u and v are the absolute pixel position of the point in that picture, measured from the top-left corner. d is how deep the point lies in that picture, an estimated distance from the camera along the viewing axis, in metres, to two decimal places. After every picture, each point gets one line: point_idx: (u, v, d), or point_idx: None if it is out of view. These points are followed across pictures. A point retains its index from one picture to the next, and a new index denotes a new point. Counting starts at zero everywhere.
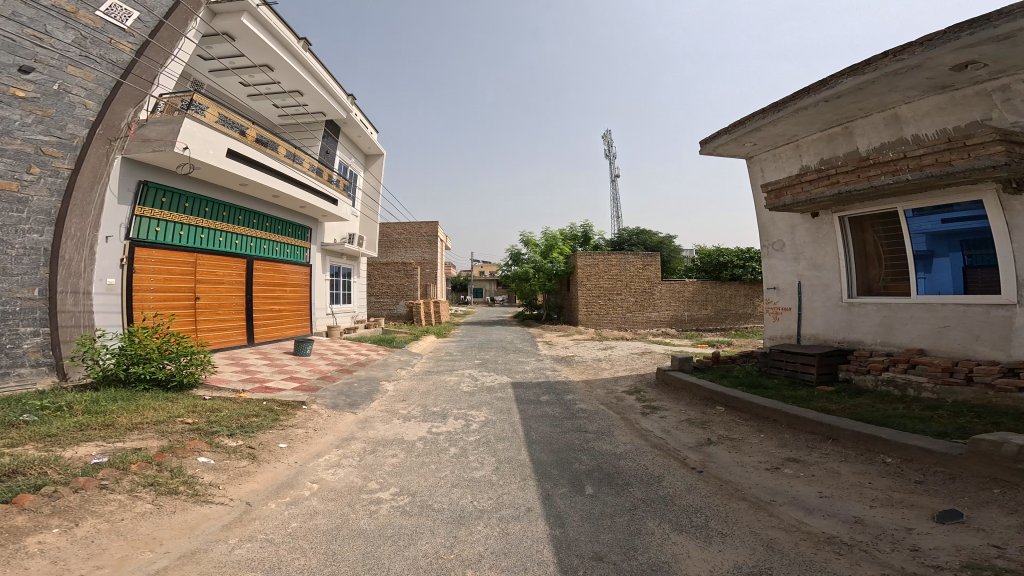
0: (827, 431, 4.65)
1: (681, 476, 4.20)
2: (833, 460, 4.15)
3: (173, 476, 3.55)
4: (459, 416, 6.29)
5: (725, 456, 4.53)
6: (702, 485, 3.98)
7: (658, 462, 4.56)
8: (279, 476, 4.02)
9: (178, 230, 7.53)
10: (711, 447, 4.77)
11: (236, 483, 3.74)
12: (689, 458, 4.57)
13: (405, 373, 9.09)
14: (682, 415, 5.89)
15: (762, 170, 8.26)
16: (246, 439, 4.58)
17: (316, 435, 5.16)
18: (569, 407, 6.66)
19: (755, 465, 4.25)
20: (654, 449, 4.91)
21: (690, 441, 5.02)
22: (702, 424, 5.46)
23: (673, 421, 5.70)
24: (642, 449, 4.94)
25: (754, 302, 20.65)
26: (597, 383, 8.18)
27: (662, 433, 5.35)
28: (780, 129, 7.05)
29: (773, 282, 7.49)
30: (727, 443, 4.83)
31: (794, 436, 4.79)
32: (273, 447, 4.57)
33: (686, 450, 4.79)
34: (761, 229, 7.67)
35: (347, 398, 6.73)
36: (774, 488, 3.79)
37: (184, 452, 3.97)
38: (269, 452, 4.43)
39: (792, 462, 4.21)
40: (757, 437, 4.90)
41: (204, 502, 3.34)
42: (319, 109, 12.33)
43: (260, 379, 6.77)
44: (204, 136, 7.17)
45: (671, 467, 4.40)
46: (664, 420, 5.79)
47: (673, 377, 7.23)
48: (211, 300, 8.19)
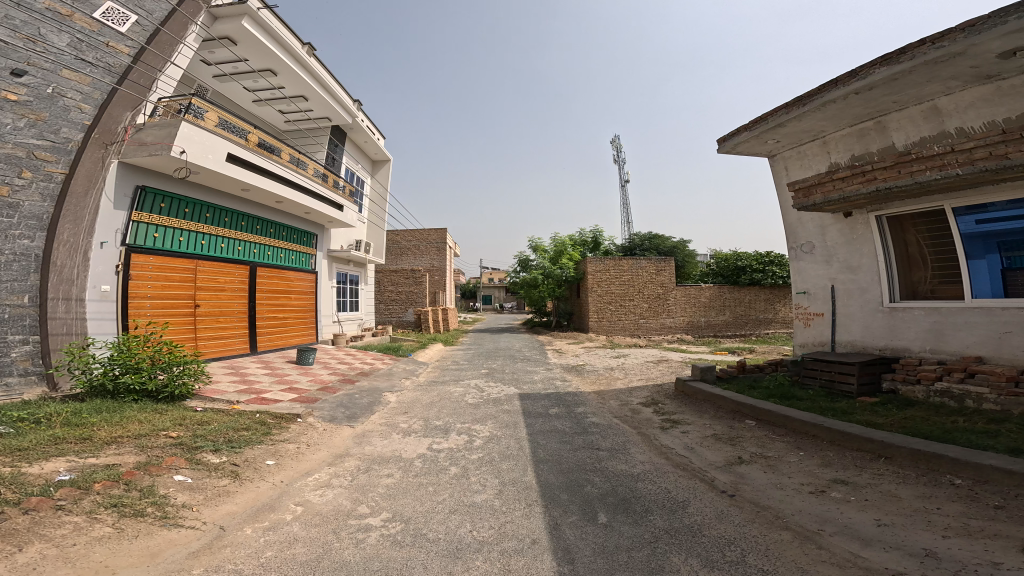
0: (878, 449, 4.07)
1: (710, 501, 3.68)
2: (889, 482, 3.58)
3: (142, 497, 3.24)
4: (462, 431, 5.88)
5: (760, 477, 4.00)
6: (736, 512, 3.46)
7: (682, 484, 4.06)
8: (261, 498, 3.68)
9: (177, 236, 7.43)
10: (742, 467, 4.24)
11: (211, 505, 3.41)
12: (717, 480, 4.05)
13: (409, 383, 8.75)
14: (707, 430, 5.35)
15: (786, 169, 7.70)
16: (231, 455, 4.28)
17: (308, 451, 4.81)
18: (581, 421, 6.18)
19: (797, 487, 3.72)
20: (677, 470, 4.40)
21: (717, 459, 4.49)
22: (730, 441, 4.92)
23: (697, 437, 5.17)
24: (664, 469, 4.43)
25: (775, 307, 19.74)
26: (611, 394, 7.65)
27: (685, 450, 4.84)
28: (806, 124, 6.54)
29: (802, 286, 6.89)
30: (761, 463, 4.29)
31: (838, 454, 4.22)
32: (259, 465, 4.24)
33: (714, 470, 4.27)
34: (787, 230, 7.12)
35: (345, 410, 6.39)
36: (821, 515, 3.26)
37: (158, 470, 3.68)
38: (254, 470, 4.11)
39: (840, 485, 3.66)
40: (796, 455, 4.34)
41: (173, 525, 3.01)
42: (324, 115, 12.43)
43: (256, 390, 6.49)
44: (202, 140, 7.13)
45: (698, 491, 3.89)
46: (686, 436, 5.27)
47: (694, 388, 6.67)
48: (211, 308, 8.05)
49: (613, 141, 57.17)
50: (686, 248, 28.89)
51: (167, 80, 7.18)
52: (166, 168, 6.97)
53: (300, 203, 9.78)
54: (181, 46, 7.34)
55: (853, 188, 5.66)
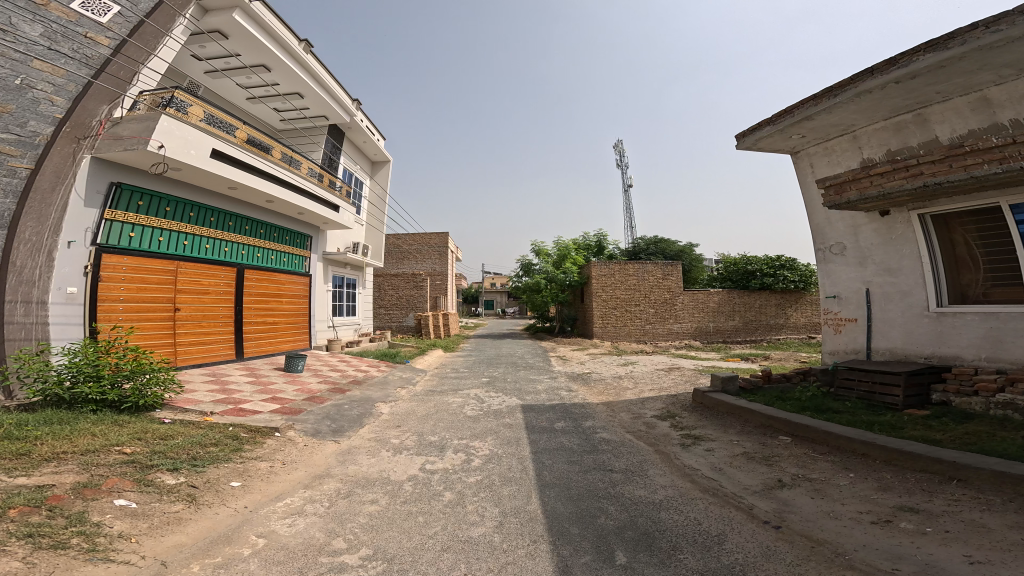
0: (949, 471, 3.47)
1: (750, 535, 3.10)
2: (971, 509, 2.98)
3: (67, 527, 2.76)
4: (459, 448, 5.31)
5: (809, 505, 3.40)
6: (784, 548, 2.88)
7: (715, 514, 3.47)
8: (217, 527, 3.16)
9: (156, 235, 6.99)
10: (785, 493, 3.66)
11: (154, 537, 2.90)
12: (757, 509, 3.47)
13: (405, 392, 8.20)
14: (735, 447, 4.76)
15: (811, 166, 7.18)
16: (191, 476, 3.76)
17: (283, 471, 4.28)
18: (589, 437, 5.61)
19: (855, 517, 3.13)
20: (706, 496, 3.82)
21: (754, 483, 3.90)
22: (766, 461, 4.34)
23: (725, 456, 4.58)
24: (690, 496, 3.84)
25: (787, 312, 19.11)
26: (621, 406, 7.06)
27: (713, 473, 4.24)
28: (837, 117, 6.05)
29: (832, 290, 6.32)
30: (807, 487, 3.69)
31: (898, 477, 3.62)
32: (222, 487, 3.72)
33: (751, 497, 3.69)
34: (814, 230, 6.58)
35: (332, 423, 5.84)
36: (891, 551, 2.67)
37: (96, 493, 3.19)
38: (215, 494, 3.59)
39: (908, 514, 3.06)
40: (847, 478, 3.74)
41: (101, 561, 2.54)
42: (321, 113, 12.12)
43: (235, 400, 5.96)
44: (183, 134, 6.73)
45: (735, 522, 3.31)
46: (712, 455, 4.68)
47: (715, 400, 6.07)
48: (193, 312, 7.57)
49: (616, 146, 56.98)
50: (693, 252, 28.37)
51: (151, 72, 6.85)
52: (142, 163, 6.53)
53: (291, 203, 9.36)
54: (167, 39, 7.02)
55: (895, 183, 5.11)
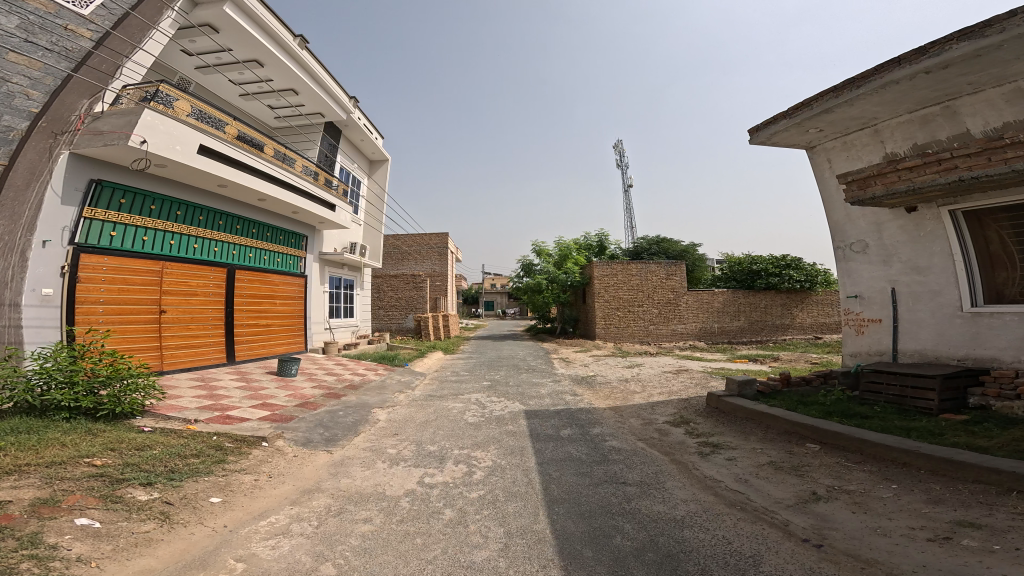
0: (1007, 483, 3.15)
1: (791, 555, 2.77)
2: None
3: (16, 550, 2.41)
4: (460, 459, 4.97)
5: (852, 522, 3.07)
6: (832, 571, 2.55)
7: (747, 532, 3.13)
8: (191, 549, 2.82)
9: (140, 235, 6.66)
10: (822, 507, 3.34)
11: (116, 562, 2.55)
12: (794, 525, 3.15)
13: (403, 397, 7.86)
14: (759, 456, 4.43)
15: (828, 161, 6.95)
16: (166, 492, 3.42)
17: (269, 485, 3.93)
18: (598, 446, 5.27)
19: (908, 535, 2.81)
20: (733, 511, 3.48)
21: (786, 496, 3.58)
22: (795, 471, 4.01)
23: (749, 466, 4.25)
24: (716, 511, 3.51)
25: (793, 313, 18.78)
26: (630, 411, 6.72)
27: (739, 485, 3.90)
28: (858, 110, 5.83)
29: (853, 289, 6.10)
30: (846, 501, 3.37)
31: (949, 488, 3.31)
32: (199, 503, 3.39)
33: (785, 512, 3.35)
34: (833, 227, 6.38)
35: (325, 431, 5.50)
36: (957, 573, 2.34)
37: (55, 512, 2.84)
38: (191, 511, 3.26)
39: (969, 529, 2.75)
40: (890, 490, 3.43)
41: None
42: (316, 110, 11.84)
43: (222, 406, 5.62)
44: (168, 129, 6.42)
45: (771, 541, 2.98)
46: (735, 464, 4.34)
47: (732, 405, 5.75)
48: (180, 315, 7.24)
49: (616, 146, 56.81)
50: (695, 252, 28.07)
51: (136, 66, 6.53)
52: (123, 159, 6.19)
53: (285, 202, 9.06)
54: (155, 32, 6.73)
55: (925, 177, 4.90)
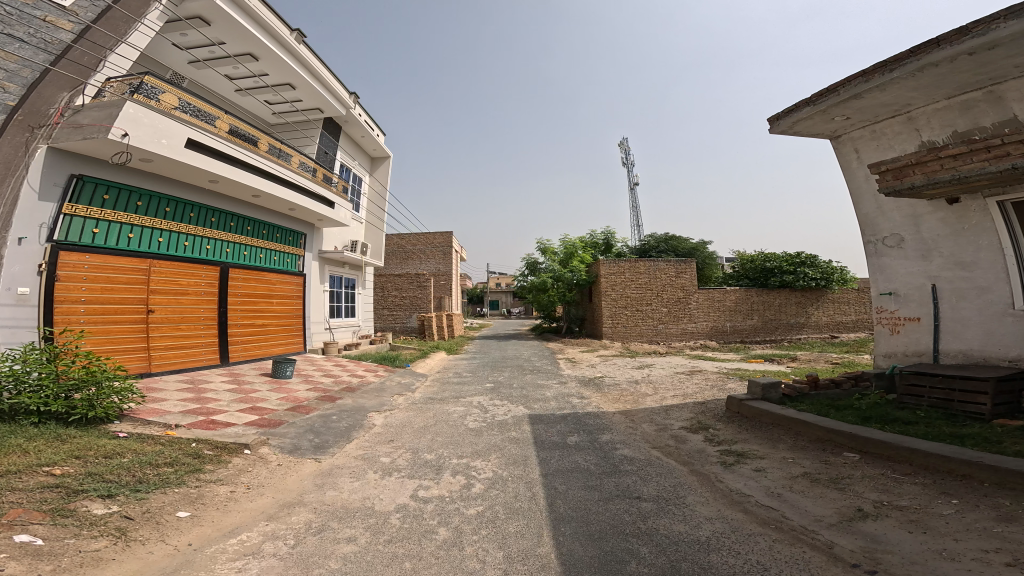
0: None
1: None
2: None
3: None
4: (459, 469, 4.60)
5: (913, 546, 2.65)
6: None
7: (786, 558, 2.71)
8: (145, 572, 2.50)
9: (126, 232, 6.41)
10: (872, 527, 2.93)
11: None
12: (840, 548, 2.74)
13: (402, 401, 7.51)
14: (792, 467, 3.98)
15: (855, 152, 6.41)
16: (126, 506, 3.11)
17: (245, 498, 3.61)
18: (608, 455, 4.85)
19: (982, 561, 2.40)
20: (767, 531, 3.06)
21: (827, 514, 3.16)
22: (835, 484, 3.56)
23: (780, 478, 3.80)
24: (747, 531, 3.08)
25: (808, 312, 18.12)
26: (642, 416, 6.27)
27: (771, 499, 3.48)
28: (891, 95, 5.35)
29: (887, 286, 5.69)
30: (901, 519, 2.95)
31: (1022, 505, 2.87)
32: (163, 518, 3.08)
33: (830, 534, 2.92)
34: (863, 221, 5.93)
35: (315, 437, 5.17)
36: None
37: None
38: (153, 527, 2.94)
39: None
40: (951, 506, 3.01)
41: None
42: (315, 105, 11.62)
43: (208, 411, 5.32)
44: (152, 122, 6.16)
45: (815, 567, 2.58)
46: (764, 476, 3.91)
47: (756, 409, 5.29)
48: (170, 315, 6.99)
49: (622, 143, 56.04)
50: (705, 250, 27.41)
51: (120, 58, 6.33)
52: (102, 153, 5.92)
53: (280, 198, 8.79)
54: (140, 24, 6.51)
55: (973, 166, 4.43)
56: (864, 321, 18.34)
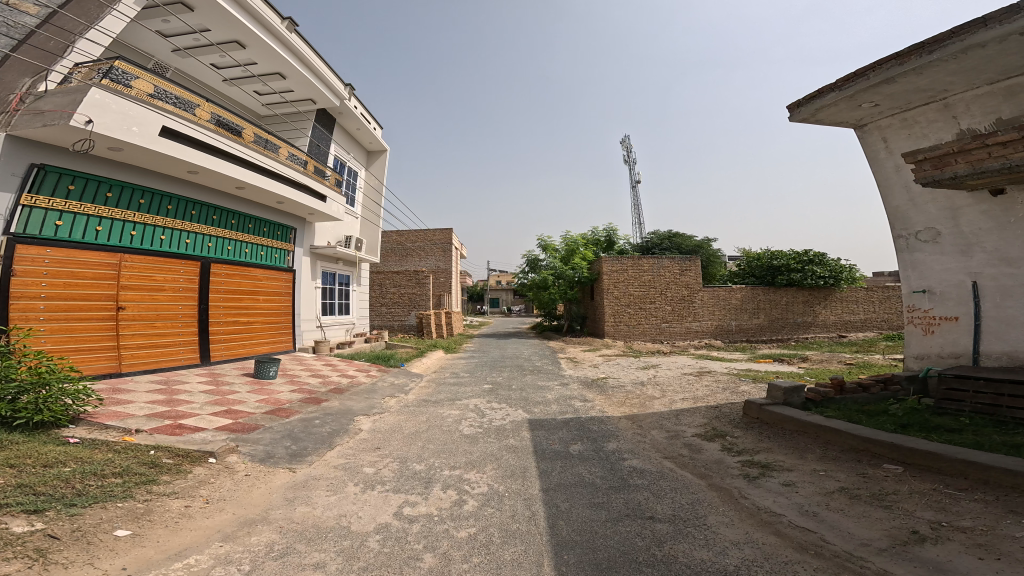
0: None
1: None
2: None
3: None
4: (449, 481, 4.17)
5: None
6: None
7: None
8: None
9: (94, 225, 5.98)
10: (931, 552, 2.47)
11: None
12: None
13: (393, 403, 7.07)
14: (825, 481, 3.53)
15: (883, 141, 5.84)
16: (54, 524, 2.75)
17: (200, 515, 3.22)
18: (616, 467, 4.40)
19: None
20: (804, 558, 2.61)
21: (875, 537, 2.70)
22: (879, 501, 3.11)
23: (814, 494, 3.35)
24: (782, 558, 2.64)
25: (816, 310, 17.63)
26: (650, 421, 5.81)
27: (805, 520, 3.02)
28: (927, 80, 4.86)
29: (920, 283, 5.43)
30: (966, 545, 2.48)
31: None
32: (97, 539, 2.71)
33: (881, 562, 2.46)
34: (893, 213, 5.64)
35: (293, 444, 4.73)
36: None
37: None
38: (81, 550, 2.56)
39: None
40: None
41: None
42: (307, 97, 11.14)
43: (176, 414, 4.90)
44: (120, 108, 5.72)
45: None
46: (795, 492, 3.45)
47: (778, 416, 4.83)
48: (145, 313, 6.57)
49: (624, 141, 55.44)
50: (709, 248, 26.94)
51: (90, 43, 5.93)
52: (63, 141, 5.47)
53: (267, 191, 8.33)
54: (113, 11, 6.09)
55: None
56: (873, 320, 17.84)
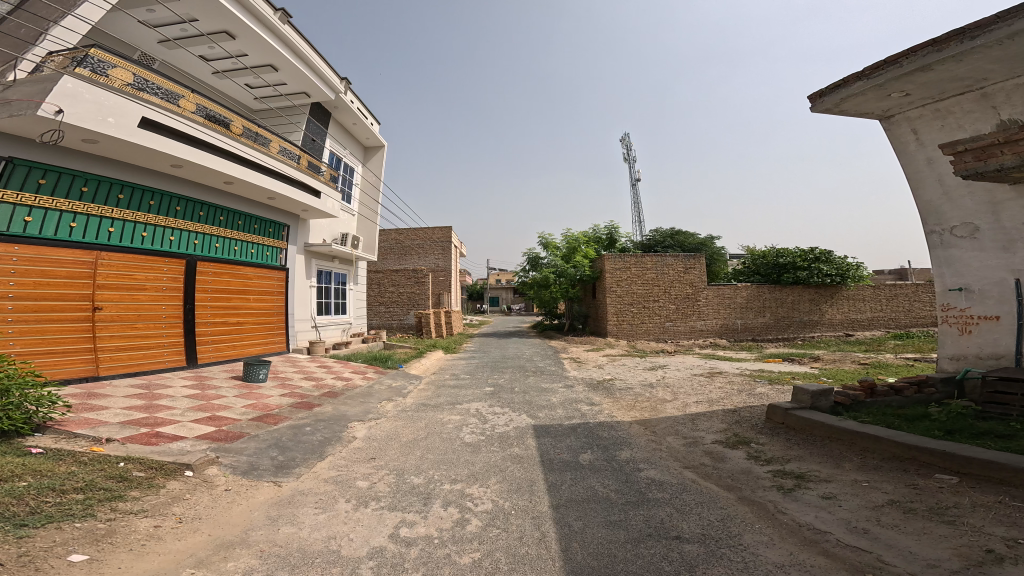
0: None
1: None
2: None
3: None
4: (450, 497, 3.81)
5: None
6: None
7: None
8: None
9: (68, 221, 5.60)
10: None
11: None
12: None
13: (390, 408, 6.70)
14: (871, 494, 3.21)
15: (913, 133, 5.49)
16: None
17: (172, 536, 2.85)
18: (631, 479, 4.04)
19: None
20: None
21: (946, 561, 2.36)
22: (940, 517, 2.79)
23: (862, 510, 3.02)
24: None
25: (822, 309, 17.30)
26: (664, 427, 5.45)
27: (857, 541, 2.68)
28: (966, 68, 4.50)
29: (956, 281, 5.30)
30: None
31: None
32: (47, 565, 2.35)
33: None
34: (926, 208, 5.51)
35: (281, 455, 4.37)
36: None
37: None
38: None
39: None
40: None
41: None
42: (301, 90, 10.74)
43: (155, 422, 4.53)
44: (94, 98, 5.33)
45: None
46: (838, 508, 3.10)
47: (806, 421, 4.49)
48: (125, 314, 6.20)
49: (624, 139, 55.02)
50: (712, 246, 26.62)
51: (67, 31, 5.56)
52: (30, 132, 5.07)
53: (257, 187, 7.96)
54: None
55: None
56: (880, 319, 17.51)
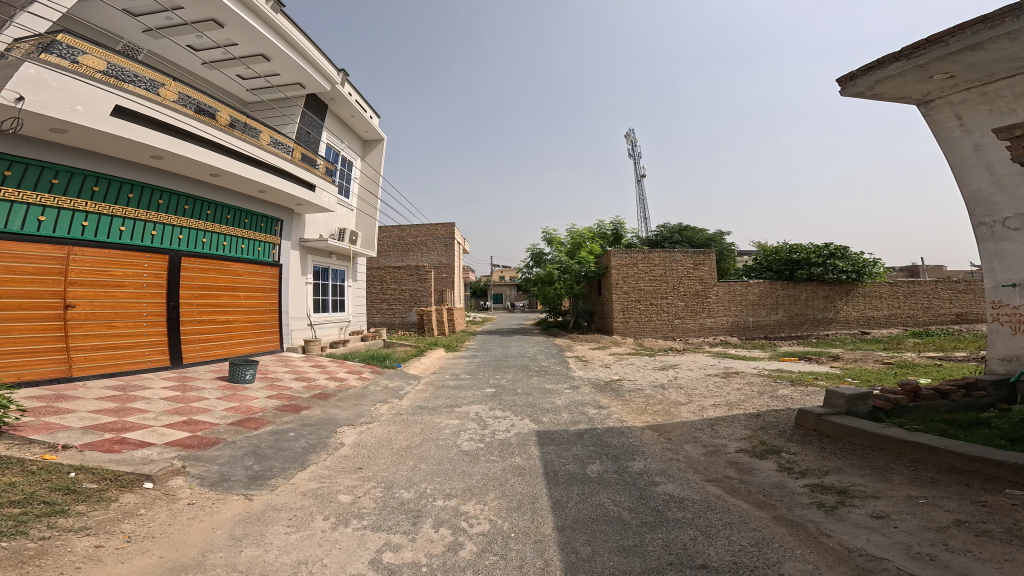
0: None
1: None
2: None
3: None
4: (441, 515, 3.39)
5: None
6: None
7: None
8: None
9: (36, 215, 5.26)
10: None
11: None
12: None
13: (385, 411, 6.29)
14: (932, 513, 2.73)
15: (956, 118, 4.92)
16: None
17: (115, 558, 2.46)
18: (647, 495, 3.59)
19: None
20: None
21: None
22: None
23: (924, 533, 2.55)
24: None
25: (837, 306, 16.66)
26: (681, 434, 4.98)
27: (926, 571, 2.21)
28: (1022, 47, 3.93)
29: (1008, 277, 4.87)
30: None
31: None
32: None
33: None
34: (974, 198, 5.06)
35: (259, 464, 3.98)
36: None
37: None
38: None
39: None
40: None
41: None
42: (295, 81, 10.32)
43: (123, 427, 4.15)
44: (59, 85, 4.95)
45: None
46: (896, 530, 2.63)
47: (844, 428, 4.02)
48: (102, 312, 5.87)
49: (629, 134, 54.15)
50: (722, 242, 25.95)
51: (34, 18, 5.12)
52: None
53: (245, 180, 7.58)
54: None
55: None
56: (899, 316, 16.80)
